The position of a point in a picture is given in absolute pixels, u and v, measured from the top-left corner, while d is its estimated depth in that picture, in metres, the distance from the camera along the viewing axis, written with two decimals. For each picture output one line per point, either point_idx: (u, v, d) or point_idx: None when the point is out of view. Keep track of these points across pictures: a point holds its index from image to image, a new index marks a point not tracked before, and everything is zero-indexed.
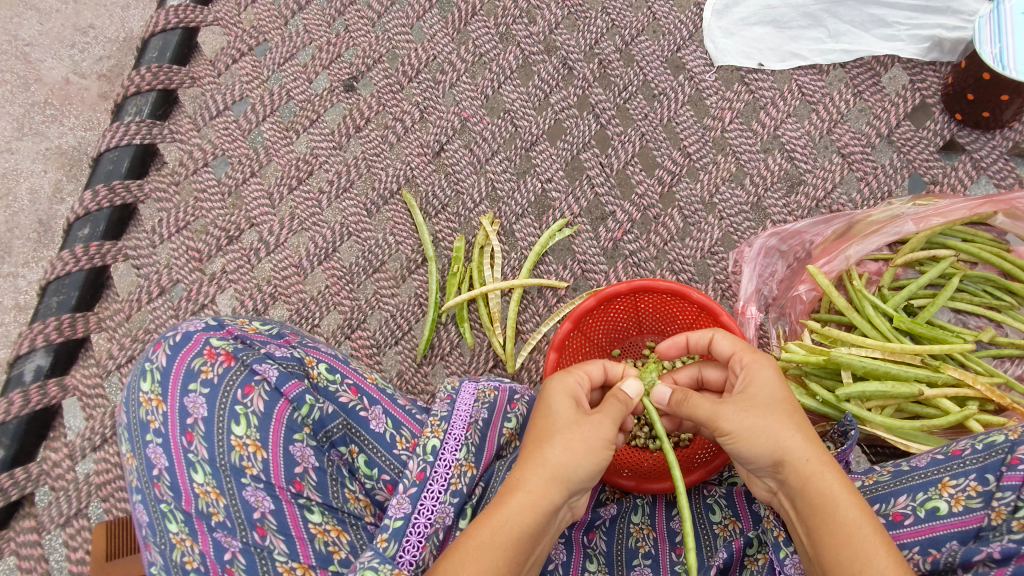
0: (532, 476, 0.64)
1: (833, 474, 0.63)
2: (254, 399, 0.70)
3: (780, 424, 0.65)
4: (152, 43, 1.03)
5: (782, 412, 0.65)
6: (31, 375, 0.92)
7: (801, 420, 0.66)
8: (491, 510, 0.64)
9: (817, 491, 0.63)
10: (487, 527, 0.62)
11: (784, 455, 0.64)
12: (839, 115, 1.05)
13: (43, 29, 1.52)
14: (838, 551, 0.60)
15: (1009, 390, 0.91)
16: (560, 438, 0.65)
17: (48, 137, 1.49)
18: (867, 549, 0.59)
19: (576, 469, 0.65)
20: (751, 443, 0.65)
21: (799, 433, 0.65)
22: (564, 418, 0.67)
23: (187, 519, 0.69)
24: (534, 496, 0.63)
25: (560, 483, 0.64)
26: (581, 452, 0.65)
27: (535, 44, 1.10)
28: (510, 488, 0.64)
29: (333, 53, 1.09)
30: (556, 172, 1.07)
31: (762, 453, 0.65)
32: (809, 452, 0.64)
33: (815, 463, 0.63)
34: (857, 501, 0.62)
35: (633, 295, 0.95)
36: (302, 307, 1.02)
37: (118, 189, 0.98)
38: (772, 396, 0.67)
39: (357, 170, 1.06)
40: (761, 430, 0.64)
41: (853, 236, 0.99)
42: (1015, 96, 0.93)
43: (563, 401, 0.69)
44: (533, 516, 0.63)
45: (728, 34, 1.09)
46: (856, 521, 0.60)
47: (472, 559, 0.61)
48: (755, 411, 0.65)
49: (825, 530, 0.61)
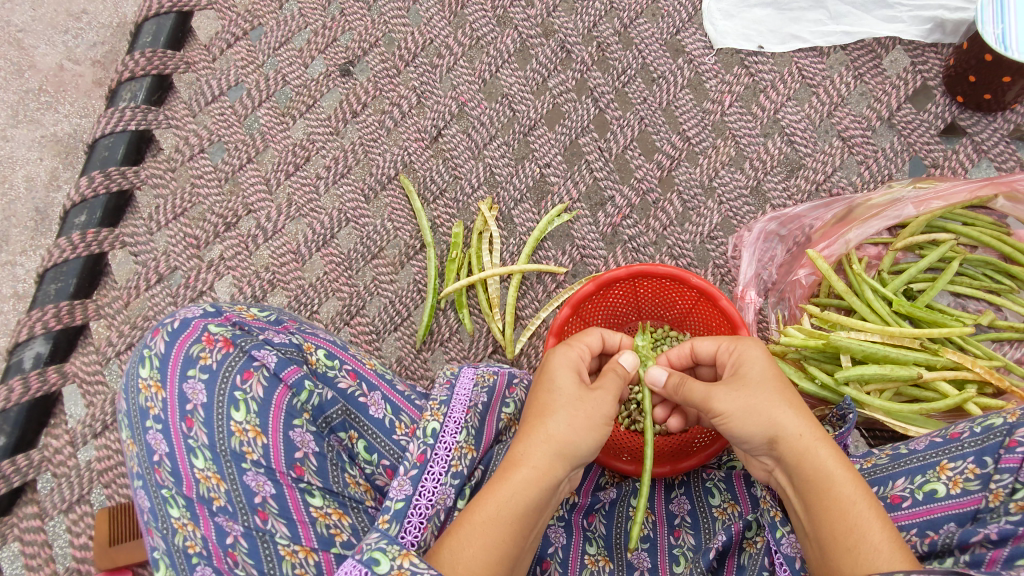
0: (536, 451, 0.65)
1: (828, 451, 0.64)
2: (253, 384, 0.70)
3: (773, 403, 0.66)
4: (146, 28, 1.02)
5: (773, 394, 0.66)
6: (31, 362, 0.92)
7: (794, 398, 0.67)
8: (494, 484, 0.64)
9: (812, 469, 0.63)
10: (493, 502, 0.63)
11: (778, 432, 0.65)
12: (840, 98, 1.04)
13: (36, 15, 1.51)
14: (831, 529, 0.60)
15: (1008, 373, 0.91)
16: (564, 413, 0.67)
17: (43, 124, 1.48)
18: (862, 525, 0.59)
19: (579, 443, 0.66)
20: (743, 421, 0.66)
21: (791, 409, 0.65)
22: (569, 394, 0.68)
23: (188, 505, 0.69)
24: (540, 471, 0.64)
25: (564, 460, 0.65)
26: (583, 429, 0.66)
27: (532, 27, 1.09)
28: (512, 464, 0.65)
29: (329, 37, 1.08)
30: (554, 157, 1.06)
31: (755, 432, 0.66)
32: (802, 428, 0.64)
33: (808, 439, 0.64)
34: (855, 477, 0.62)
35: (632, 279, 0.95)
36: (301, 293, 1.02)
37: (114, 175, 0.98)
38: (765, 378, 0.68)
39: (354, 155, 1.06)
40: (753, 408, 0.66)
41: (853, 220, 0.99)
42: (1016, 78, 0.92)
43: (567, 375, 0.70)
44: (537, 492, 0.64)
45: (728, 15, 1.07)
46: (852, 497, 0.61)
47: (481, 532, 0.61)
48: (746, 390, 0.67)
49: (822, 506, 0.62)
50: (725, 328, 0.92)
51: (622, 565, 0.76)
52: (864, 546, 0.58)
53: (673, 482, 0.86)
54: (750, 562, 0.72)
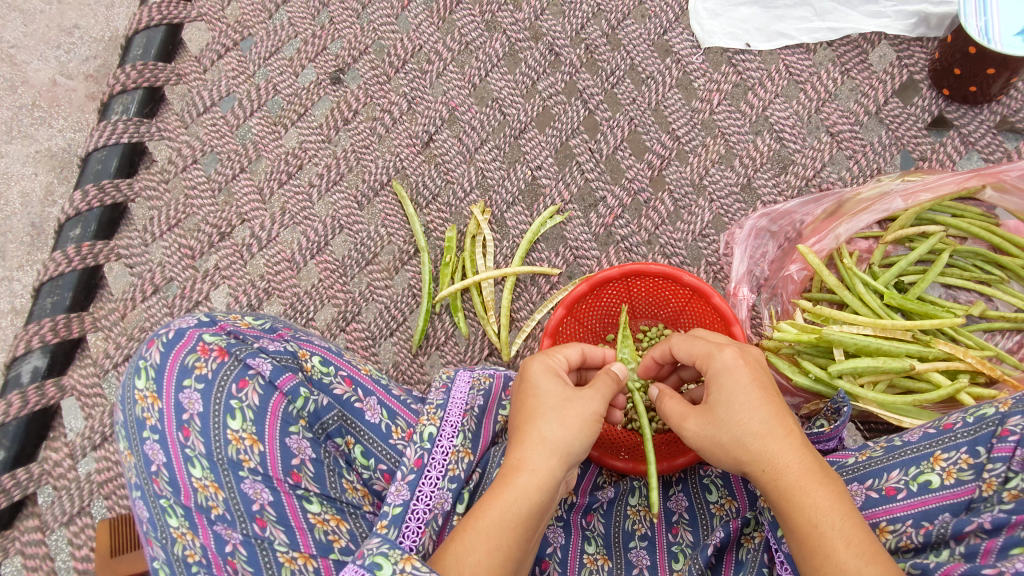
0: (534, 454, 0.66)
1: (792, 476, 0.64)
2: (249, 392, 0.71)
3: (735, 435, 0.67)
4: (136, 41, 1.03)
5: (738, 420, 0.67)
6: (29, 376, 0.92)
7: (756, 422, 0.67)
8: (497, 490, 0.64)
9: (780, 495, 0.64)
10: (495, 508, 0.63)
11: (747, 461, 0.66)
12: (827, 93, 1.04)
13: (27, 31, 1.52)
14: (800, 549, 0.61)
15: (1000, 363, 0.92)
16: (553, 416, 0.68)
17: (37, 139, 1.49)
18: (825, 546, 0.59)
19: (575, 442, 0.67)
20: (715, 454, 0.69)
21: (754, 435, 0.66)
22: (554, 398, 0.69)
23: (187, 514, 0.69)
24: (541, 474, 0.65)
25: (562, 459, 0.66)
26: (575, 426, 0.67)
27: (521, 31, 1.09)
28: (513, 469, 0.65)
29: (319, 46, 1.09)
30: (546, 159, 1.07)
31: (728, 464, 0.69)
32: (766, 456, 0.65)
33: (770, 471, 0.65)
34: (824, 497, 0.62)
35: (625, 279, 0.95)
36: (296, 301, 1.02)
37: (108, 188, 0.98)
38: (729, 403, 0.69)
39: (346, 163, 1.06)
40: (717, 445, 0.69)
41: (842, 214, 0.99)
42: (1001, 70, 0.92)
43: (549, 381, 0.70)
44: (541, 494, 0.64)
45: (714, 14, 1.08)
46: (814, 521, 0.61)
47: (484, 538, 0.61)
48: (714, 425, 0.69)
49: (791, 529, 0.62)
50: (718, 324, 0.92)
51: (621, 562, 0.76)
52: (828, 567, 0.59)
53: (671, 479, 0.86)
54: (749, 558, 0.72)
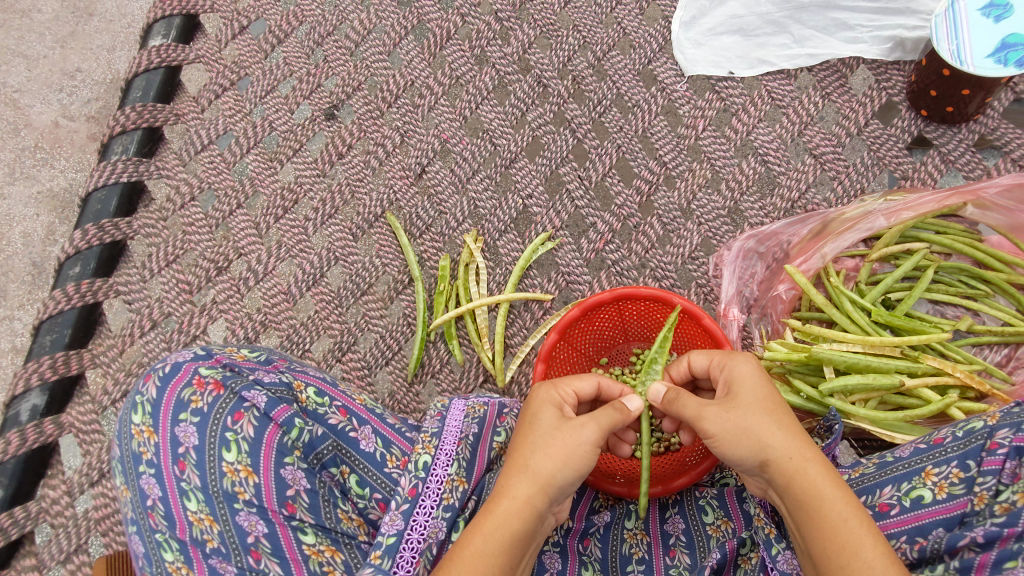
0: (518, 483, 0.65)
1: (818, 469, 0.64)
2: (244, 424, 0.71)
3: (763, 422, 0.66)
4: (136, 83, 1.06)
5: (762, 412, 0.66)
6: (27, 414, 0.93)
7: (783, 417, 0.67)
8: (482, 517, 0.65)
9: (804, 488, 0.64)
10: (479, 536, 0.63)
11: (770, 453, 0.65)
12: (809, 116, 1.07)
13: (31, 76, 1.56)
14: (824, 545, 0.62)
15: (990, 377, 0.93)
16: (540, 446, 0.67)
17: (39, 180, 1.52)
18: (854, 543, 0.60)
19: (558, 474, 0.65)
20: (734, 444, 0.66)
21: (780, 429, 0.66)
22: (547, 423, 0.69)
23: (182, 548, 0.70)
24: (519, 503, 0.65)
25: (543, 490, 0.65)
26: (560, 459, 0.65)
27: (510, 65, 1.12)
28: (497, 496, 0.66)
29: (313, 84, 1.12)
30: (536, 188, 1.09)
31: (747, 454, 0.66)
32: (792, 449, 0.65)
33: (799, 459, 0.64)
34: (847, 495, 0.63)
35: (617, 302, 0.97)
36: (293, 332, 1.03)
37: (107, 227, 1.00)
38: (751, 399, 0.68)
39: (341, 196, 1.08)
40: (742, 430, 0.66)
41: (828, 234, 1.01)
42: (976, 90, 0.94)
43: (548, 410, 0.70)
44: (519, 523, 0.64)
45: (696, 44, 1.11)
46: (843, 516, 0.62)
47: (470, 565, 0.62)
48: (736, 413, 0.67)
49: (813, 524, 0.63)
50: (710, 345, 0.93)
51: None
52: (855, 564, 0.60)
53: (667, 501, 0.86)
54: None
